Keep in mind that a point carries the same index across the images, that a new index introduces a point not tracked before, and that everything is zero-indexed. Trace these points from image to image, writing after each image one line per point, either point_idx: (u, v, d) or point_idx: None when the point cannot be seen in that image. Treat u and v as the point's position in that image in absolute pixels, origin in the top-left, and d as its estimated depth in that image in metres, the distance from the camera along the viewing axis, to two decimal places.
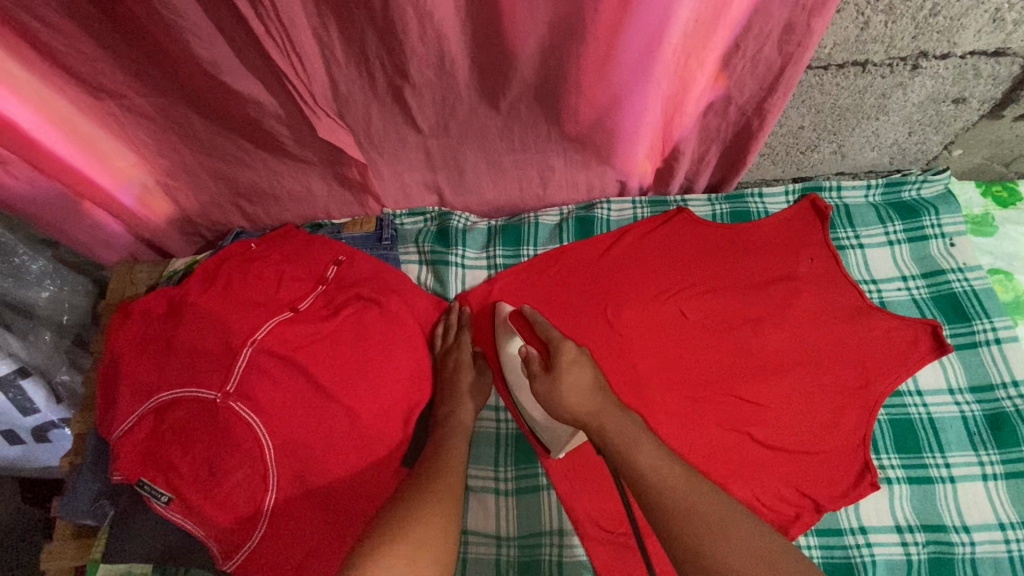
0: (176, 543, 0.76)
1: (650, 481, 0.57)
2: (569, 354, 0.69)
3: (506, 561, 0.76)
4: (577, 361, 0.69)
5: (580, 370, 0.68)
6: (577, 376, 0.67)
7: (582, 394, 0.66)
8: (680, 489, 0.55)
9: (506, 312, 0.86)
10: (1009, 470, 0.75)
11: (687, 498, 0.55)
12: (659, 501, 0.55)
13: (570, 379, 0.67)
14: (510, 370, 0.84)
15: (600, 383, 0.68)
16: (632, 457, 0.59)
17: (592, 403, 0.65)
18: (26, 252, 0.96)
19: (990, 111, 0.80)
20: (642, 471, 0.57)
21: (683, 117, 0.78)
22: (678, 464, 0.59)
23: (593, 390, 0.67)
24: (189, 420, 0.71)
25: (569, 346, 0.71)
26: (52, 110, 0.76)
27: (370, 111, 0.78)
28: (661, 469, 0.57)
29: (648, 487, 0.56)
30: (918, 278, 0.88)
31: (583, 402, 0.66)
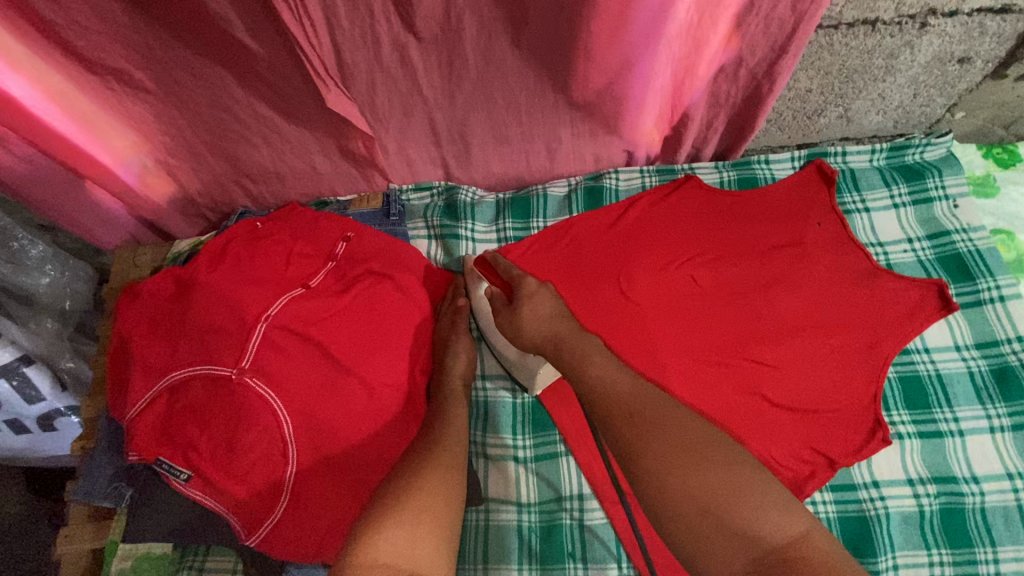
0: (194, 524, 0.75)
1: (600, 391, 0.60)
2: (528, 288, 0.76)
3: (527, 527, 0.77)
4: (536, 294, 0.76)
5: (539, 301, 0.74)
6: (536, 306, 0.74)
7: (539, 319, 0.72)
8: (628, 398, 0.58)
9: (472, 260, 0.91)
10: (1015, 422, 0.77)
11: (638, 409, 0.57)
12: (607, 409, 0.58)
13: (529, 307, 0.74)
14: (480, 311, 0.88)
15: (560, 310, 0.73)
16: (583, 371, 0.63)
17: (547, 327, 0.71)
18: (25, 236, 0.95)
19: (994, 71, 0.80)
20: (592, 385, 0.61)
21: (695, 81, 0.78)
22: (629, 376, 0.62)
23: (550, 317, 0.72)
24: (202, 398, 0.71)
25: (529, 279, 0.78)
26: (51, 84, 0.75)
27: (374, 80, 0.77)
28: (609, 383, 0.61)
29: (596, 394, 0.60)
30: (923, 239, 0.89)
31: (540, 326, 0.72)
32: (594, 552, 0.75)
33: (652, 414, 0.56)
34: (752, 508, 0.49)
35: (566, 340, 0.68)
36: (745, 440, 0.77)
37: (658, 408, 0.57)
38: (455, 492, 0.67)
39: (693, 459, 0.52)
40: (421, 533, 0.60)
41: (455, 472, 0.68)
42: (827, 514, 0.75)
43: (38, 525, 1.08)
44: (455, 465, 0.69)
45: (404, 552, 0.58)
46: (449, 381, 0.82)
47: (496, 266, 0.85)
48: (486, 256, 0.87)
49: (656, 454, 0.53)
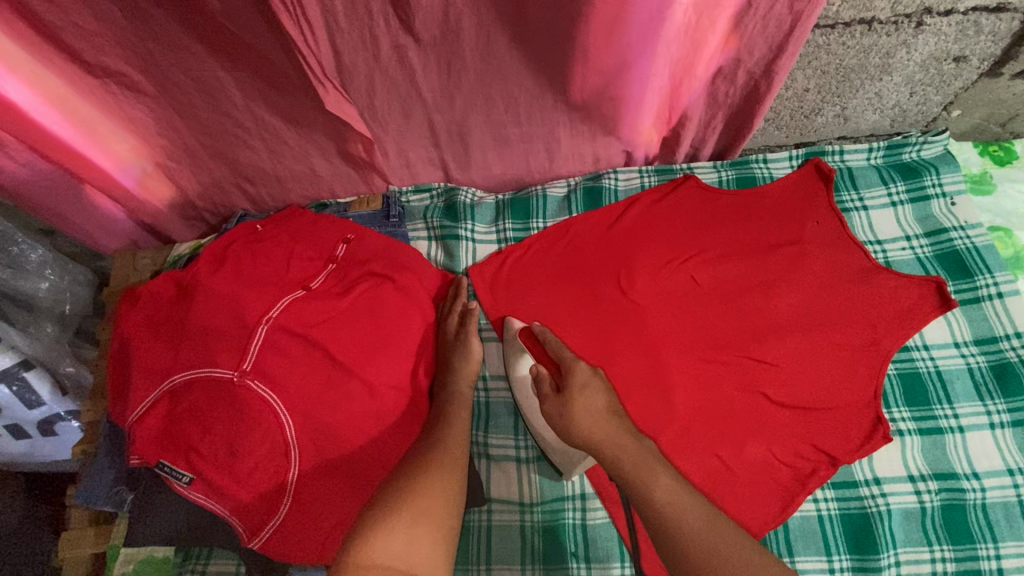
0: (196, 527, 0.74)
1: (672, 518, 0.61)
2: (581, 378, 0.74)
3: (530, 527, 0.76)
4: (587, 385, 0.73)
5: (592, 395, 0.72)
6: (590, 400, 0.72)
7: (595, 418, 0.70)
8: (705, 534, 0.60)
9: (517, 328, 0.85)
10: (1014, 418, 0.77)
11: (717, 547, 0.59)
12: (685, 544, 0.60)
13: (583, 402, 0.71)
14: (520, 390, 0.81)
15: (614, 408, 0.72)
16: (649, 493, 0.64)
17: (605, 428, 0.69)
18: (24, 240, 0.94)
19: (989, 69, 0.81)
20: (663, 509, 0.62)
21: (693, 81, 0.78)
22: (700, 503, 0.64)
23: (607, 416, 0.71)
24: (203, 401, 0.70)
25: (582, 369, 0.75)
26: (51, 88, 0.75)
27: (374, 82, 0.77)
28: (679, 507, 0.62)
29: (668, 521, 0.61)
30: (921, 237, 0.89)
31: (597, 429, 0.69)
32: (597, 551, 0.75)
33: (738, 559, 0.58)
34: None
35: (628, 452, 0.67)
36: (745, 438, 0.77)
37: (735, 548, 0.59)
38: (454, 491, 0.67)
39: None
40: (418, 535, 0.61)
41: (455, 473, 0.69)
42: (829, 512, 0.74)
43: (39, 527, 1.08)
44: (455, 464, 0.70)
45: (400, 555, 0.58)
46: (452, 382, 0.81)
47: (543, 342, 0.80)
48: (532, 327, 0.83)
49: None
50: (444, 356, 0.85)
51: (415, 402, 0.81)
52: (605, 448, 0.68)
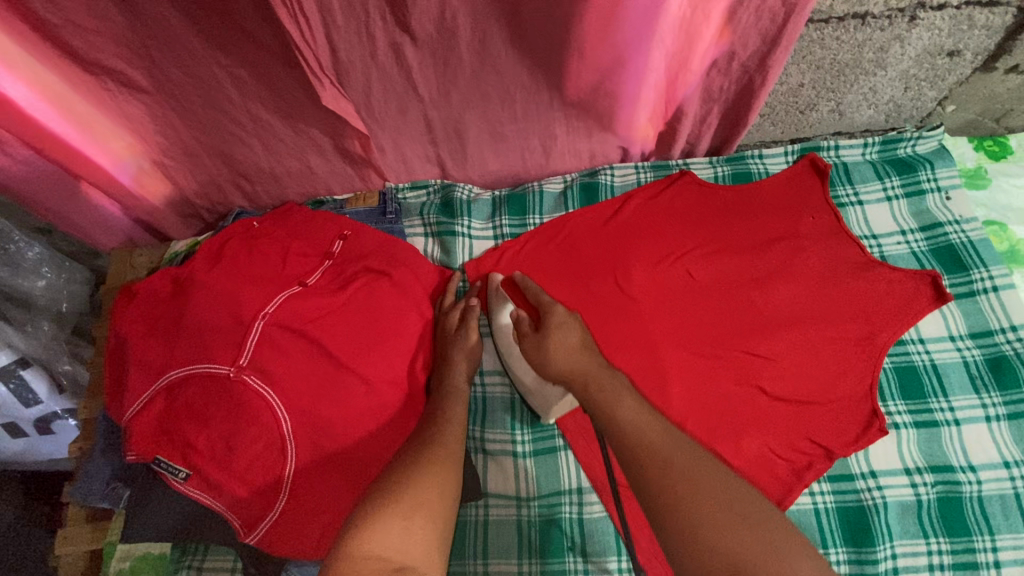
0: (194, 523, 0.74)
1: (632, 431, 0.61)
2: (557, 317, 0.76)
3: (527, 522, 0.77)
4: (564, 324, 0.75)
5: (567, 332, 0.74)
6: (564, 337, 0.73)
7: (568, 352, 0.72)
8: (657, 441, 0.59)
9: (498, 280, 0.87)
10: (1011, 411, 0.77)
11: (668, 453, 0.57)
12: (640, 450, 0.58)
13: (557, 338, 0.73)
14: (501, 337, 0.85)
15: (587, 343, 0.73)
16: (614, 414, 0.63)
17: (576, 360, 0.71)
18: (22, 238, 0.94)
19: (983, 63, 0.81)
20: (623, 424, 0.62)
21: (688, 76, 0.79)
22: (661, 423, 0.62)
23: (579, 350, 0.72)
24: (199, 397, 0.70)
25: (559, 311, 0.77)
26: (47, 86, 0.75)
27: (370, 79, 0.77)
28: (638, 423, 0.61)
29: (626, 434, 0.61)
30: (917, 231, 0.89)
31: (569, 361, 0.71)
32: (594, 546, 0.75)
33: (683, 463, 0.56)
34: (788, 565, 0.47)
35: (595, 376, 0.68)
36: (742, 432, 0.77)
37: (686, 453, 0.57)
38: (450, 486, 0.67)
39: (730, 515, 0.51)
40: (416, 526, 0.60)
41: (450, 471, 0.68)
42: (826, 505, 0.75)
43: (36, 529, 1.08)
44: (451, 463, 0.69)
45: (396, 544, 0.56)
46: (450, 376, 0.81)
47: (524, 289, 0.83)
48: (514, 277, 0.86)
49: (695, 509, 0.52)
50: (441, 352, 0.86)
51: (412, 397, 0.81)
52: (576, 377, 0.69)
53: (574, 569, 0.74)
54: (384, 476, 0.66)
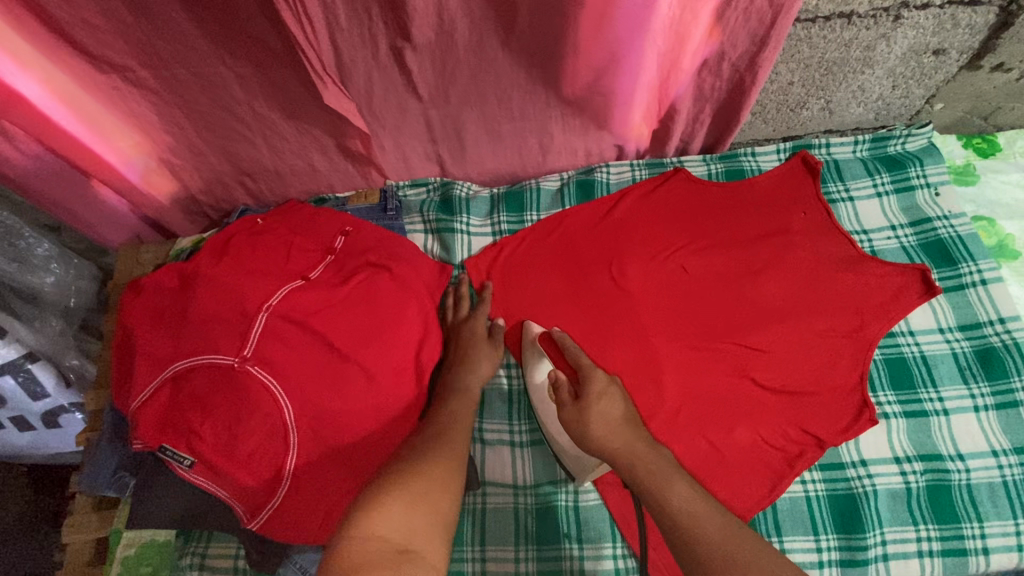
0: (197, 510, 0.76)
1: (688, 526, 0.58)
2: (599, 385, 0.71)
3: (524, 509, 0.78)
4: (606, 393, 0.70)
5: (609, 403, 0.70)
6: (607, 410, 0.69)
7: (610, 427, 0.68)
8: (719, 538, 0.56)
9: (535, 333, 0.85)
10: (998, 401, 0.79)
11: (730, 547, 0.56)
12: (700, 549, 0.56)
13: (598, 411, 0.68)
14: (537, 397, 0.82)
15: (629, 417, 0.69)
16: (666, 499, 0.61)
17: (621, 437, 0.67)
18: (31, 234, 0.97)
19: (968, 61, 0.83)
20: (678, 515, 0.59)
21: (679, 74, 0.81)
22: (718, 511, 0.60)
23: (622, 424, 0.68)
24: (206, 386, 0.72)
25: (600, 376, 0.72)
26: (60, 84, 0.77)
27: (371, 79, 0.79)
28: (695, 514, 0.59)
29: (682, 526, 0.58)
30: (906, 226, 0.91)
31: (612, 436, 0.67)
32: (589, 533, 0.76)
33: (750, 562, 0.54)
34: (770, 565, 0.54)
35: (643, 458, 0.65)
36: (734, 422, 0.79)
37: (752, 552, 0.55)
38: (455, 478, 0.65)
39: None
40: (419, 514, 0.58)
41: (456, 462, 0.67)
42: (817, 493, 0.76)
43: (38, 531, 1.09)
44: (458, 456, 0.68)
45: (401, 527, 0.55)
46: (463, 377, 0.81)
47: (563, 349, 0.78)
48: (551, 332, 0.80)
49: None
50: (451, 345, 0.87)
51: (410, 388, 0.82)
52: (620, 455, 0.66)
53: (571, 556, 0.75)
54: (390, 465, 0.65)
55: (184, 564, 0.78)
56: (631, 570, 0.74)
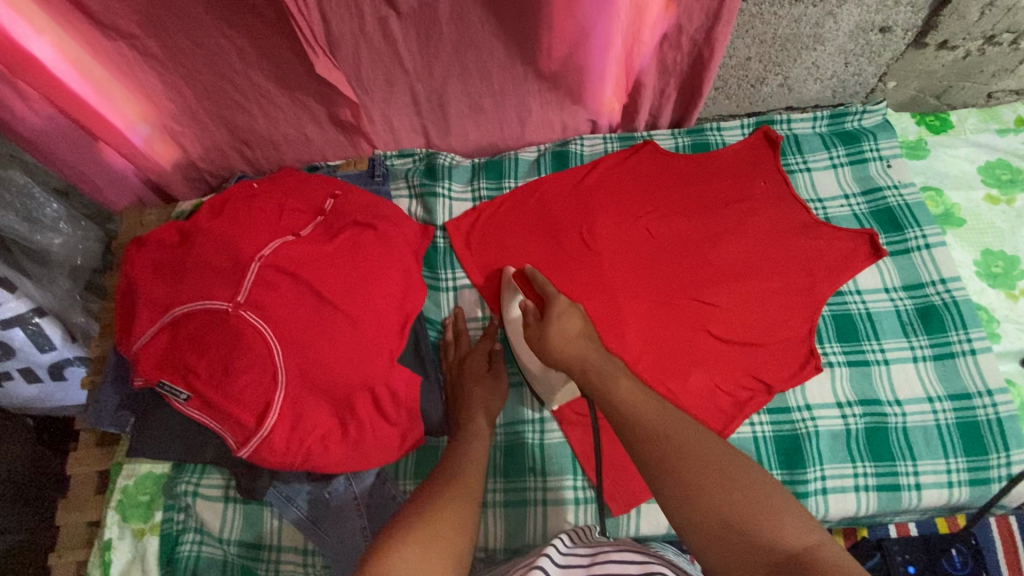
0: (193, 441, 0.83)
1: (628, 410, 0.58)
2: (560, 306, 0.72)
3: (493, 445, 0.86)
4: (566, 312, 0.72)
5: (568, 319, 0.71)
6: (566, 326, 0.70)
7: (568, 339, 0.69)
8: (652, 416, 0.57)
9: (511, 272, 0.92)
10: (935, 352, 0.86)
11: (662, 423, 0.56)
12: (636, 427, 0.56)
13: (560, 326, 0.70)
14: (511, 328, 0.89)
15: (589, 332, 0.70)
16: (610, 395, 0.61)
17: (578, 347, 0.68)
18: (42, 194, 1.03)
19: (914, 39, 0.89)
20: (619, 405, 0.59)
21: (642, 48, 0.87)
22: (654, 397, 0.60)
23: (580, 337, 0.69)
24: (203, 329, 0.78)
25: (563, 299, 0.74)
26: (71, 49, 0.84)
27: (359, 50, 0.86)
28: (637, 400, 0.59)
29: (621, 410, 0.59)
30: (859, 195, 0.97)
31: (570, 346, 0.68)
32: (552, 467, 0.84)
33: (677, 436, 0.54)
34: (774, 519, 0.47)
35: (596, 363, 0.65)
36: (690, 370, 0.85)
37: (677, 425, 0.55)
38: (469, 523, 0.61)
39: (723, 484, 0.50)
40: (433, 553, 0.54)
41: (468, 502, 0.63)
42: (763, 433, 0.83)
43: (37, 494, 1.12)
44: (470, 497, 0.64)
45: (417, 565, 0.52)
46: (476, 414, 0.81)
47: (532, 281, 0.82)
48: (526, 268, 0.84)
49: (698, 480, 0.50)
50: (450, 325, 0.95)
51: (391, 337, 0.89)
52: (574, 363, 0.67)
53: (534, 488, 0.83)
54: (406, 510, 0.61)
55: (179, 491, 0.85)
56: (589, 499, 0.82)
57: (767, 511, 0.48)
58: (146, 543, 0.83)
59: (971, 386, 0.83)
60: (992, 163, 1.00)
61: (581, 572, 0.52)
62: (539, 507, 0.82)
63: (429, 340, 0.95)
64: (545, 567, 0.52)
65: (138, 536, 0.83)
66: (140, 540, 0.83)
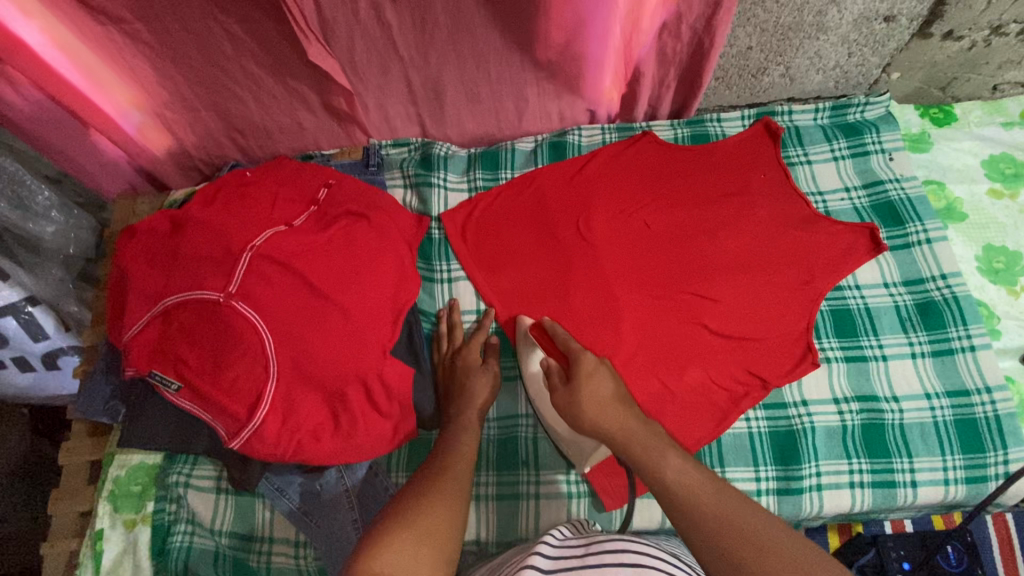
0: (184, 433, 0.82)
1: (683, 494, 0.56)
2: (588, 366, 0.71)
3: (487, 438, 0.86)
4: (595, 372, 0.71)
5: (598, 381, 0.70)
6: (596, 389, 0.69)
7: (601, 404, 0.68)
8: (711, 501, 0.55)
9: (528, 325, 0.87)
10: (934, 349, 0.85)
11: (720, 508, 0.54)
12: (694, 513, 0.54)
13: (589, 389, 0.69)
14: (532, 383, 0.84)
15: (621, 395, 0.70)
16: (657, 472, 0.59)
17: (612, 414, 0.67)
18: (32, 181, 1.01)
19: (919, 29, 0.88)
20: (672, 486, 0.57)
21: (641, 36, 0.85)
22: (707, 476, 0.59)
23: (613, 401, 0.68)
24: (194, 319, 0.77)
25: (589, 358, 0.73)
26: (60, 34, 0.82)
27: (353, 38, 0.84)
28: (690, 483, 0.57)
29: (675, 493, 0.57)
30: (860, 189, 0.96)
31: (603, 411, 0.67)
32: (545, 461, 0.84)
33: (740, 520, 0.52)
34: None
35: (636, 433, 0.64)
36: (685, 364, 0.85)
37: (736, 508, 0.53)
38: (458, 519, 0.60)
39: (796, 574, 0.47)
40: (422, 551, 0.54)
41: (458, 498, 0.62)
42: (759, 429, 0.82)
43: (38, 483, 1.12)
44: (461, 493, 0.64)
45: (406, 564, 0.52)
46: (467, 409, 0.80)
47: (553, 336, 0.81)
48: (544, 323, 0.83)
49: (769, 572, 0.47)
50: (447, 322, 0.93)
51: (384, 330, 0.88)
52: (615, 434, 0.65)
53: (527, 481, 0.83)
54: (395, 503, 0.60)
55: (170, 482, 0.84)
56: (583, 494, 0.82)
57: None
58: (137, 533, 0.83)
59: (970, 383, 0.82)
60: (996, 156, 0.98)
61: (574, 564, 0.50)
62: (532, 500, 0.82)
63: (422, 331, 0.95)
64: (537, 562, 0.50)
65: (129, 526, 0.83)
66: (131, 530, 0.83)
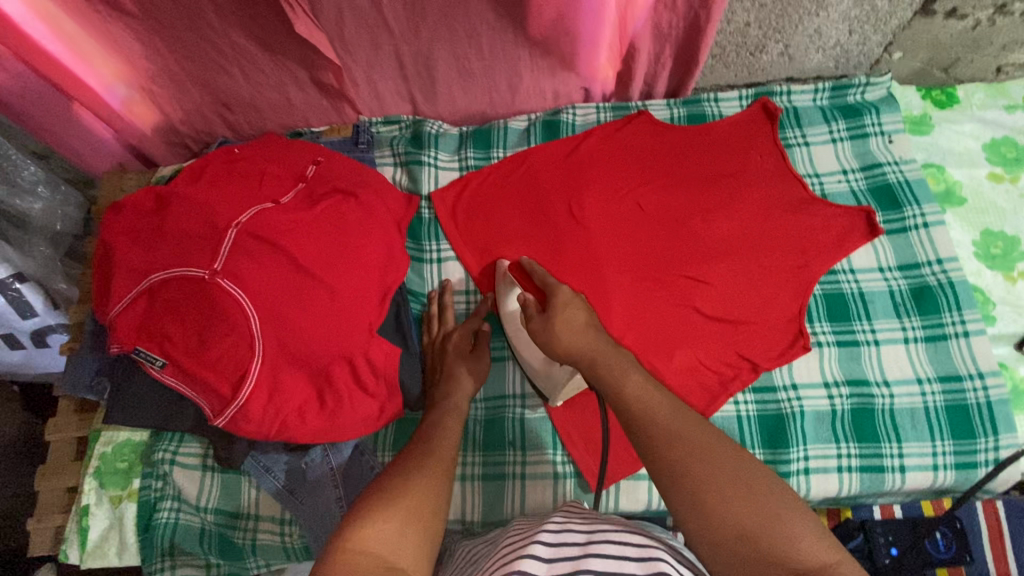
0: (170, 410, 0.81)
1: (639, 410, 0.55)
2: (563, 297, 0.67)
3: (474, 418, 0.86)
4: (571, 302, 0.67)
5: (574, 310, 0.66)
6: (571, 316, 0.65)
7: (576, 330, 0.64)
8: (671, 424, 0.52)
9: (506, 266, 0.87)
10: (928, 334, 0.84)
11: (679, 431, 0.52)
12: (648, 432, 0.52)
13: (564, 317, 0.65)
14: (509, 322, 0.85)
15: (595, 322, 0.66)
16: (623, 392, 0.57)
17: (587, 340, 0.63)
18: (19, 156, 1.00)
19: (923, 7, 0.85)
20: (631, 403, 0.55)
21: (636, 11, 0.82)
22: (670, 397, 0.56)
23: (588, 328, 0.64)
24: (177, 296, 0.75)
25: (565, 289, 0.69)
26: (40, 3, 0.80)
27: (342, 12, 0.82)
28: (649, 403, 0.55)
29: (635, 414, 0.54)
30: (857, 170, 0.94)
31: (578, 338, 0.63)
32: (532, 441, 0.83)
33: (693, 436, 0.51)
34: (789, 533, 0.45)
35: (606, 355, 0.61)
36: (675, 347, 0.84)
37: (694, 427, 0.52)
38: (443, 498, 0.60)
39: (739, 494, 0.47)
40: (409, 530, 0.53)
41: (444, 476, 0.62)
42: (747, 413, 0.81)
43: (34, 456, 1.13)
44: (447, 472, 0.63)
45: (392, 542, 0.52)
46: (454, 391, 0.80)
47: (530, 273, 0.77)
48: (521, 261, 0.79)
49: (722, 504, 0.47)
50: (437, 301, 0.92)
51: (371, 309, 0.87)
52: (585, 356, 0.62)
53: (513, 461, 0.83)
54: (381, 479, 0.60)
55: (157, 458, 0.84)
56: (569, 474, 0.82)
57: (781, 522, 0.46)
58: (123, 509, 0.84)
59: (963, 369, 0.82)
60: (998, 140, 0.96)
61: (575, 552, 0.48)
62: (517, 480, 0.82)
63: (411, 312, 0.94)
64: (537, 552, 0.48)
65: (116, 502, 0.84)
66: (117, 507, 0.84)
